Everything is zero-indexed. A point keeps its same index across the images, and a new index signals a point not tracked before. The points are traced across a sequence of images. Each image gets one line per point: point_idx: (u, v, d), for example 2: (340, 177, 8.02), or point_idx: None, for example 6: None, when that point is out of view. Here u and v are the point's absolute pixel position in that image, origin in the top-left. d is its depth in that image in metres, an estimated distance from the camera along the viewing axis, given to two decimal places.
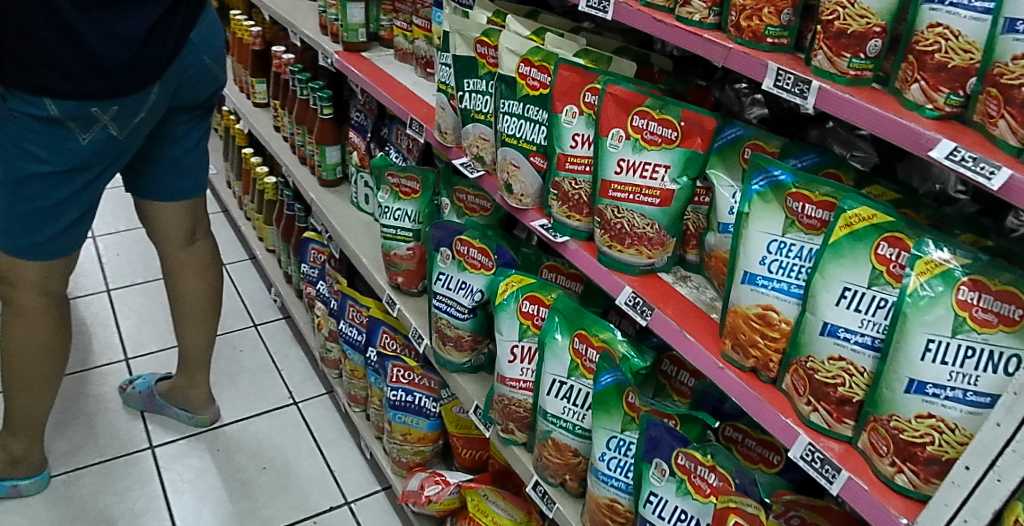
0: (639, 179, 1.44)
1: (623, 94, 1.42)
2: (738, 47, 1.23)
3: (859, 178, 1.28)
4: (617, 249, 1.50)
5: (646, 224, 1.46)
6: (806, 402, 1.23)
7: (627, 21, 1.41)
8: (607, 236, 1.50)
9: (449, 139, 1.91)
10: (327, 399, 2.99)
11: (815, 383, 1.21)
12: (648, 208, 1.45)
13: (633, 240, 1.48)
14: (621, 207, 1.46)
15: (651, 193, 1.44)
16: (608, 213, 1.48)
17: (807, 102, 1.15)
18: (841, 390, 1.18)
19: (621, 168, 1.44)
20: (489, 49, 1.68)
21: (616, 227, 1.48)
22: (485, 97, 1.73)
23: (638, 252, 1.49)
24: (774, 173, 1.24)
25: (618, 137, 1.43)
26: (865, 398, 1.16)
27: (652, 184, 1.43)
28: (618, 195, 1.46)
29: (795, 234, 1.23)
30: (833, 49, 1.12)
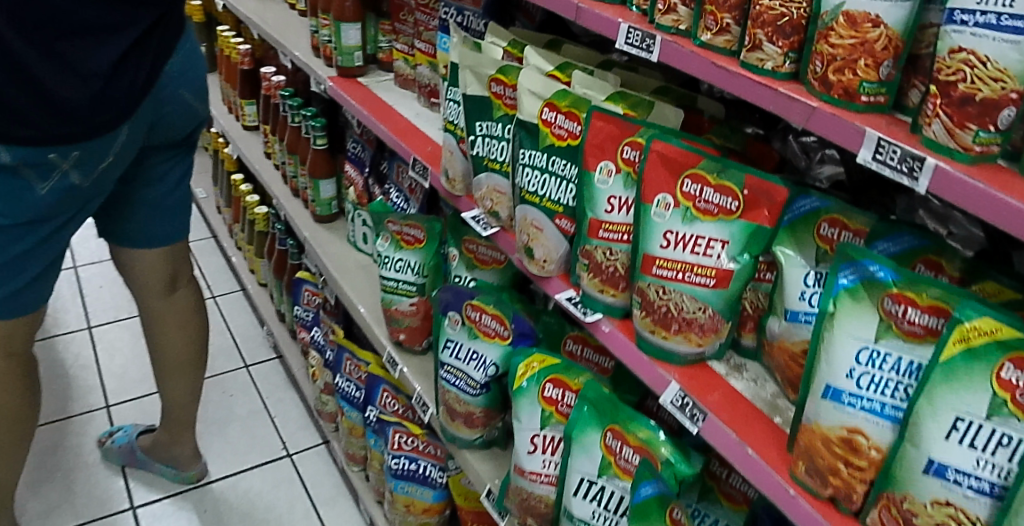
0: (690, 255, 1.19)
1: (672, 152, 1.18)
2: (824, 106, 0.96)
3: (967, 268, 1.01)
4: (661, 335, 1.26)
5: (698, 307, 1.22)
6: None
7: (678, 65, 1.16)
8: (650, 320, 1.26)
9: (458, 188, 1.70)
10: (323, 449, 2.75)
11: None
12: (700, 290, 1.21)
13: (681, 325, 1.24)
14: (667, 287, 1.22)
15: (704, 272, 1.19)
16: (652, 293, 1.24)
17: (920, 185, 0.88)
18: None
19: (668, 241, 1.20)
20: (506, 88, 1.46)
21: (660, 310, 1.24)
22: (501, 143, 1.50)
23: (687, 340, 1.25)
24: (866, 267, 0.97)
25: (664, 205, 1.19)
26: None
27: (707, 262, 1.19)
28: (664, 273, 1.22)
29: (891, 341, 0.97)
30: (955, 118, 0.85)
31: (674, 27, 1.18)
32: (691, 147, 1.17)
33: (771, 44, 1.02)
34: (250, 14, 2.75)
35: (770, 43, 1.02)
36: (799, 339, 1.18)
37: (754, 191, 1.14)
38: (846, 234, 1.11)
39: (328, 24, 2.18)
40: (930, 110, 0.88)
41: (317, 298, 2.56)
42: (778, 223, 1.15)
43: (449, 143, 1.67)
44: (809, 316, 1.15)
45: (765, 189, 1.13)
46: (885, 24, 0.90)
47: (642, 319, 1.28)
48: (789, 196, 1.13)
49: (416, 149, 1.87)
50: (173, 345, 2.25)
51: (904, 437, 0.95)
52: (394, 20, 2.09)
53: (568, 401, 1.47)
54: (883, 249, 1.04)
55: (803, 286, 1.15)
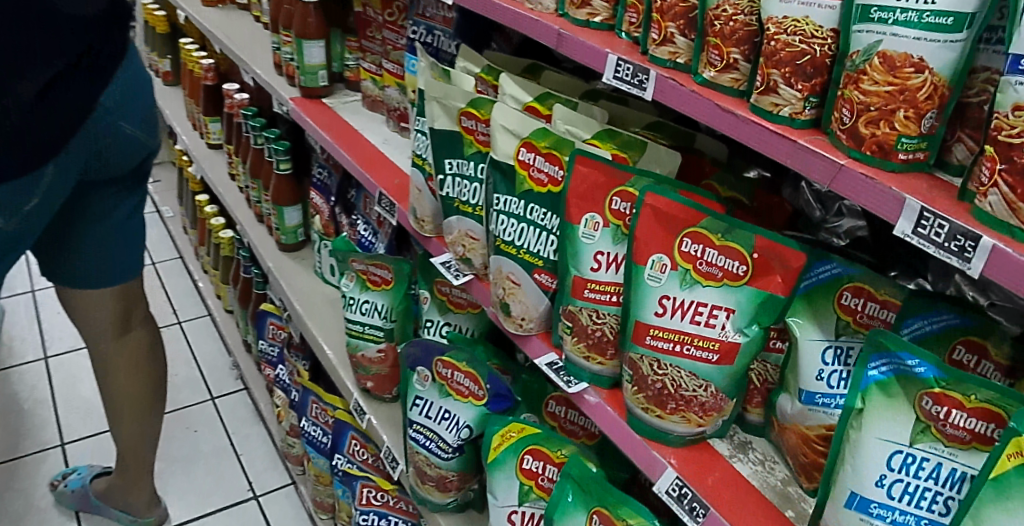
0: (690, 325, 1.04)
1: (669, 207, 1.03)
2: (853, 164, 0.80)
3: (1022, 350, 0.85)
4: (656, 413, 1.10)
5: (698, 384, 1.06)
6: None
7: (678, 106, 1.00)
8: (643, 395, 1.11)
9: (428, 228, 1.60)
10: (293, 489, 2.57)
11: None
12: (702, 365, 1.05)
13: (680, 403, 1.09)
14: (663, 360, 1.07)
15: (706, 345, 1.04)
16: (645, 367, 1.09)
17: (973, 267, 0.71)
18: None
19: (664, 308, 1.05)
20: (477, 123, 1.35)
21: (655, 385, 1.09)
22: (473, 184, 1.40)
23: (686, 420, 1.10)
24: (903, 360, 0.79)
25: (660, 267, 1.05)
26: None
27: (709, 333, 1.03)
28: (660, 344, 1.07)
29: (929, 446, 0.80)
30: (1019, 190, 0.68)
31: (671, 60, 1.02)
32: (691, 202, 1.02)
33: (788, 87, 0.85)
34: (214, 28, 2.61)
35: (788, 85, 0.85)
36: (815, 424, 1.01)
37: (765, 255, 0.98)
38: (872, 305, 0.96)
39: (290, 41, 2.06)
40: (986, 177, 0.71)
41: (282, 332, 2.41)
42: (794, 293, 0.99)
43: (417, 179, 1.57)
44: (826, 399, 1.00)
45: (778, 254, 0.97)
46: (931, 69, 0.74)
47: (635, 394, 1.12)
48: (808, 263, 0.97)
49: (383, 181, 1.76)
50: (126, 388, 2.06)
51: None
52: (362, 37, 2.00)
53: (549, 475, 1.37)
54: (918, 328, 0.87)
55: (820, 364, 0.99)
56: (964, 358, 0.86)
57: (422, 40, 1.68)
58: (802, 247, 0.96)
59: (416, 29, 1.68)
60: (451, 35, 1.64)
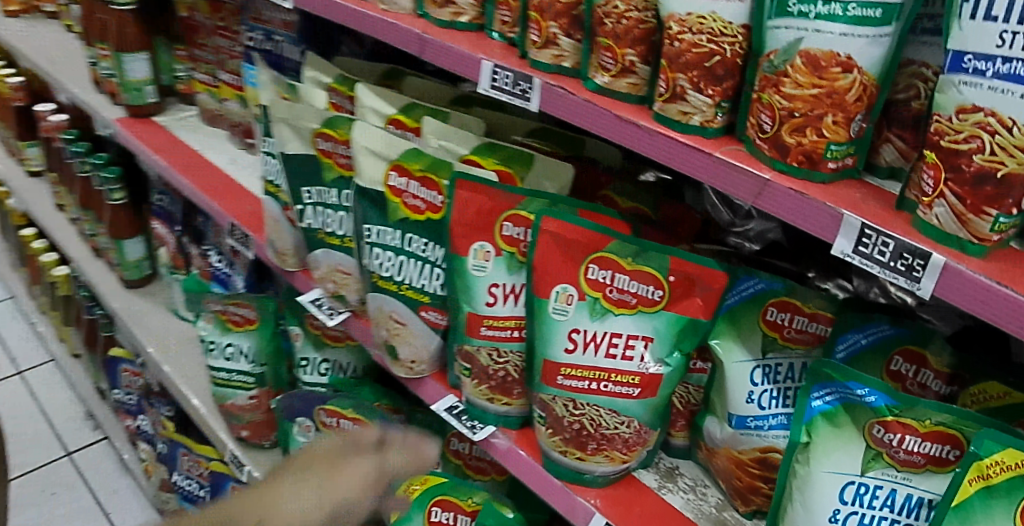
0: (605, 359, 0.93)
1: (569, 231, 0.91)
2: (778, 177, 0.71)
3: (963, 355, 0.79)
4: (577, 455, 0.99)
5: (620, 421, 0.95)
6: None
7: (569, 117, 0.88)
8: (561, 439, 0.99)
9: (291, 262, 1.39)
10: None
11: None
12: (622, 401, 0.94)
13: (603, 443, 0.97)
14: (580, 400, 0.96)
15: (625, 380, 0.93)
16: (560, 408, 0.97)
17: (923, 288, 0.63)
18: None
19: (574, 343, 0.93)
20: (336, 145, 1.17)
21: (573, 427, 0.97)
22: (337, 212, 1.22)
23: (610, 459, 0.99)
24: (851, 389, 0.71)
25: (567, 298, 0.92)
26: None
27: (628, 367, 0.92)
28: (573, 383, 0.95)
29: (881, 472, 0.72)
30: (969, 200, 0.61)
31: (555, 64, 0.90)
32: (593, 224, 0.91)
33: (697, 93, 0.76)
34: (12, 40, 2.23)
35: (697, 91, 0.76)
36: (749, 448, 0.93)
37: (682, 276, 0.88)
38: (801, 319, 0.89)
39: (107, 54, 1.75)
40: (930, 186, 0.64)
41: (138, 379, 2.09)
42: (716, 314, 0.90)
43: (272, 209, 1.37)
44: (759, 421, 0.92)
45: (697, 275, 0.88)
46: (859, 68, 0.65)
47: (552, 439, 1.00)
48: (730, 283, 0.89)
49: (234, 209, 1.52)
50: None
51: None
52: (190, 45, 1.74)
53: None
54: (854, 342, 0.80)
55: (750, 386, 0.91)
56: (902, 369, 0.79)
57: (261, 46, 1.46)
58: (720, 265, 0.87)
59: (252, 35, 1.47)
60: (294, 40, 1.43)
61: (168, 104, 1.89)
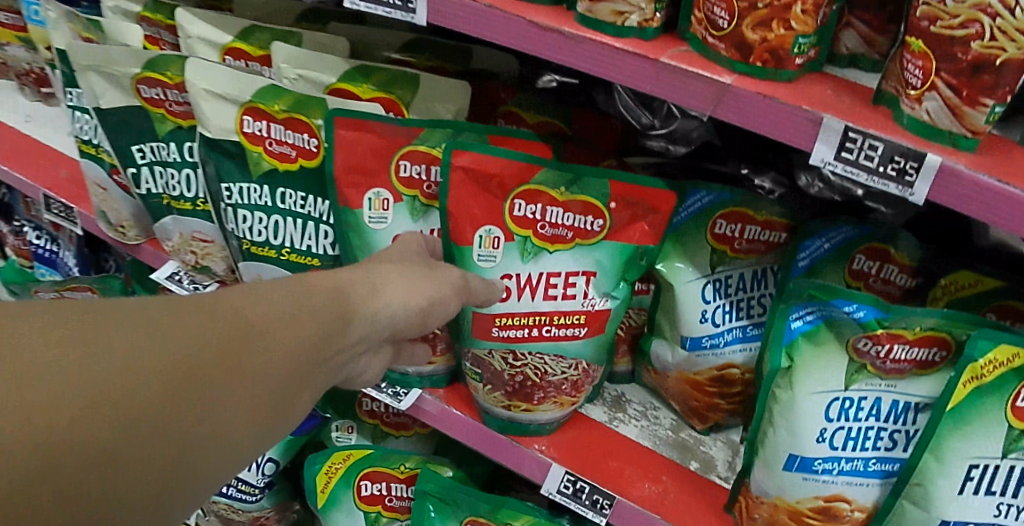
0: (545, 303, 0.81)
1: (487, 165, 0.77)
2: (741, 81, 0.61)
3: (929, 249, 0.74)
4: (523, 407, 0.86)
5: (567, 366, 0.84)
6: None
7: (467, 31, 0.71)
8: (502, 394, 0.86)
9: (132, 234, 1.14)
10: None
11: None
12: (568, 344, 0.84)
13: (553, 392, 0.85)
14: (520, 350, 0.84)
15: (570, 321, 0.82)
16: (499, 362, 0.85)
17: (916, 193, 0.57)
18: None
19: (508, 290, 0.81)
20: (165, 90, 0.94)
21: (516, 381, 0.85)
22: (181, 171, 0.99)
23: (560, 405, 0.87)
24: (838, 307, 0.66)
25: (493, 241, 0.80)
26: None
27: (572, 307, 0.81)
28: (510, 333, 0.83)
29: (865, 384, 0.69)
30: (965, 92, 0.54)
31: None
32: (514, 153, 0.77)
33: None
34: None
35: None
36: (706, 369, 0.87)
37: (623, 201, 0.78)
38: (752, 229, 0.81)
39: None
40: (918, 79, 0.56)
41: None
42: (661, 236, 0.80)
43: (94, 175, 1.10)
44: (714, 340, 0.85)
45: (639, 195, 0.78)
46: None
47: (493, 396, 0.87)
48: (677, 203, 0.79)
49: (46, 177, 1.24)
50: None
51: (903, 496, 0.71)
52: None
53: (397, 494, 1.10)
54: (816, 248, 0.75)
55: (702, 305, 0.83)
56: (864, 267, 0.75)
57: None
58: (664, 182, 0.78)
59: None
60: None
61: None
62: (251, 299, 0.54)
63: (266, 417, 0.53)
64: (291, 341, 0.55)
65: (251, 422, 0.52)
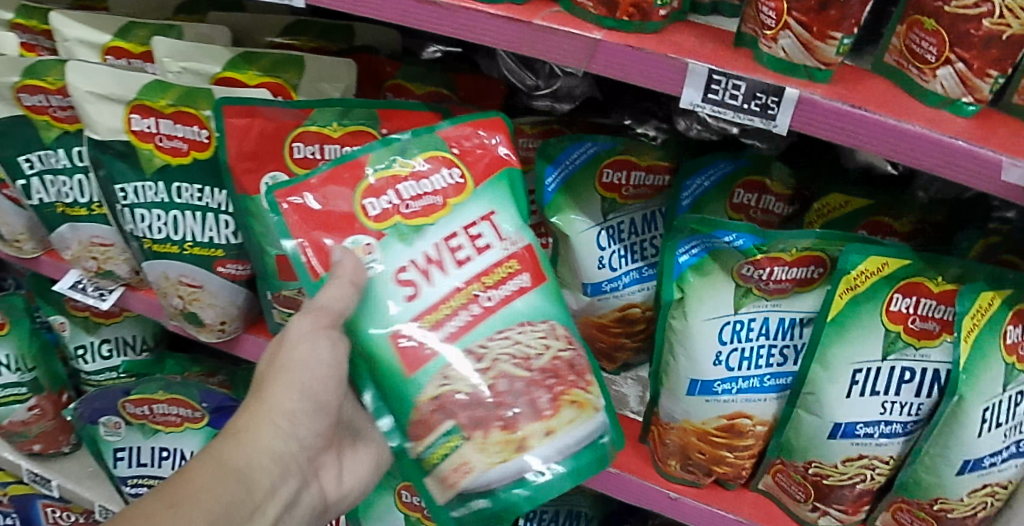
0: (461, 270, 0.69)
1: (311, 186, 0.70)
2: (612, 36, 0.64)
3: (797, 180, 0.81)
4: (540, 434, 0.67)
5: (542, 334, 0.70)
6: (809, 506, 0.84)
7: (345, 8, 0.72)
8: (499, 433, 0.67)
9: (28, 248, 1.09)
10: None
11: (823, 490, 0.82)
12: (520, 303, 0.70)
13: (550, 385, 0.69)
14: (471, 345, 0.68)
15: (503, 274, 0.70)
16: (466, 381, 0.67)
17: (779, 125, 0.63)
18: (862, 487, 0.81)
19: (408, 283, 0.68)
20: (48, 97, 0.89)
21: (497, 393, 0.67)
22: (72, 178, 0.95)
23: (582, 409, 0.70)
24: (719, 237, 0.72)
25: (364, 248, 0.69)
26: (897, 481, 0.80)
27: (494, 254, 0.70)
28: (449, 329, 0.68)
29: (753, 306, 0.75)
30: (815, 28, 0.59)
31: None
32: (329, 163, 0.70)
33: None
34: None
35: None
36: (608, 311, 0.92)
37: (458, 142, 0.73)
38: (637, 174, 0.86)
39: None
40: (772, 19, 0.61)
41: None
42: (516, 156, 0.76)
43: None
44: (613, 283, 0.90)
45: (469, 131, 0.74)
46: None
47: (494, 450, 0.66)
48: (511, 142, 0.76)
49: None
50: None
51: (798, 405, 0.78)
52: None
53: None
54: (697, 186, 0.81)
55: (599, 251, 0.88)
56: (744, 200, 0.82)
57: None
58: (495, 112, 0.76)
59: None
60: None
61: None
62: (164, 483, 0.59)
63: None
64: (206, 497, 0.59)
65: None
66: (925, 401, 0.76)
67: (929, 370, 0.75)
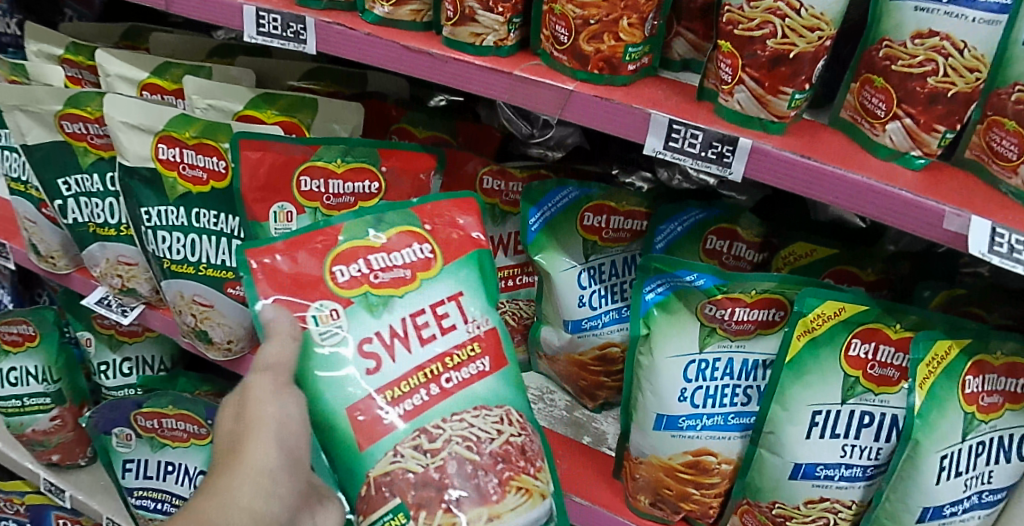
0: (425, 348, 0.74)
1: (284, 249, 0.75)
2: (583, 87, 0.70)
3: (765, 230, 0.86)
4: (485, 518, 0.68)
5: (496, 419, 0.73)
6: None
7: (349, 55, 0.80)
8: (443, 515, 0.68)
9: (60, 265, 1.16)
10: None
11: None
12: (480, 386, 0.75)
13: (500, 470, 0.70)
14: (426, 424, 0.72)
15: (465, 356, 0.75)
16: (417, 460, 0.70)
17: (734, 172, 0.67)
18: None
19: (375, 357, 0.73)
20: (87, 125, 0.99)
21: (448, 472, 0.69)
22: (105, 200, 1.04)
23: (530, 497, 0.71)
24: (680, 276, 0.77)
25: (329, 314, 0.73)
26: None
27: (458, 335, 0.75)
28: (405, 407, 0.72)
29: (718, 345, 0.79)
30: (767, 83, 0.64)
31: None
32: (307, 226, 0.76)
33: (487, 12, 0.72)
34: None
35: (487, 10, 0.72)
36: (588, 348, 0.96)
37: (434, 222, 0.79)
38: (616, 219, 0.92)
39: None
40: (728, 74, 0.66)
41: None
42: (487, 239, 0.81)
43: (23, 210, 1.12)
44: (593, 322, 0.94)
45: (448, 210, 0.80)
46: None
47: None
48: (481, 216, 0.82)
49: None
50: None
51: (760, 444, 0.81)
52: None
53: None
54: (671, 231, 0.86)
55: (579, 290, 0.93)
56: (716, 246, 0.87)
57: None
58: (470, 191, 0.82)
59: None
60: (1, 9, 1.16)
61: None
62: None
63: None
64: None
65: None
66: (884, 445, 0.78)
67: (887, 415, 0.77)
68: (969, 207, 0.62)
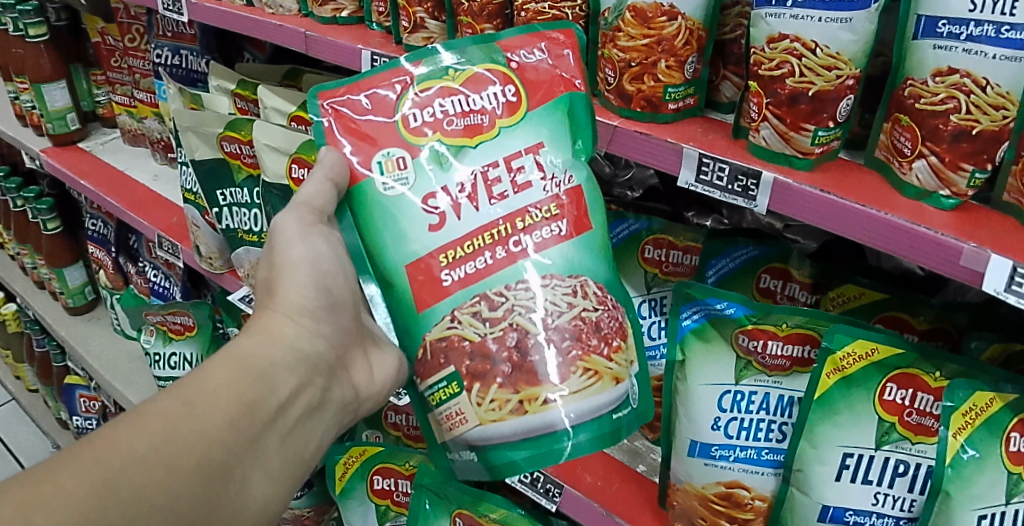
0: (496, 206, 0.71)
1: (356, 91, 0.73)
2: (626, 123, 0.80)
3: (817, 274, 0.87)
4: (540, 400, 0.68)
5: (568, 291, 0.70)
6: None
7: None
8: (498, 389, 0.69)
9: (217, 264, 1.39)
10: None
11: None
12: (554, 251, 0.71)
13: (565, 348, 0.69)
14: (486, 290, 0.70)
15: (540, 217, 0.71)
16: (474, 329, 0.69)
17: (759, 204, 0.72)
18: None
19: (437, 209, 0.70)
20: (240, 146, 1.20)
21: (507, 345, 0.69)
22: (252, 211, 1.23)
23: (598, 380, 0.69)
24: (712, 305, 0.81)
25: (397, 161, 0.71)
26: None
27: (535, 193, 0.71)
28: (464, 271, 0.70)
29: (754, 379, 0.81)
30: (788, 119, 0.70)
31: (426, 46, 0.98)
32: (380, 64, 0.73)
33: None
34: None
35: None
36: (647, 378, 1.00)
37: (520, 58, 0.74)
38: (675, 253, 0.97)
39: (27, 87, 1.78)
40: (755, 112, 0.72)
41: (98, 403, 1.95)
42: (582, 81, 0.75)
43: (192, 215, 1.36)
44: (651, 352, 0.99)
45: (536, 45, 0.75)
46: (683, 15, 0.75)
47: (489, 406, 0.69)
48: (581, 49, 0.76)
49: (160, 224, 1.51)
50: None
51: (791, 483, 0.80)
52: (106, 70, 1.76)
53: (403, 489, 1.22)
54: (722, 266, 0.92)
55: (639, 319, 0.99)
56: (771, 285, 0.91)
57: (168, 63, 1.49)
58: (568, 23, 0.77)
59: (158, 52, 1.49)
60: (197, 52, 1.47)
61: (90, 130, 1.91)
62: (180, 381, 0.58)
63: (242, 432, 0.58)
64: (224, 390, 0.59)
65: (231, 474, 0.57)
66: (919, 498, 0.76)
67: (923, 466, 0.75)
68: (994, 246, 0.61)
